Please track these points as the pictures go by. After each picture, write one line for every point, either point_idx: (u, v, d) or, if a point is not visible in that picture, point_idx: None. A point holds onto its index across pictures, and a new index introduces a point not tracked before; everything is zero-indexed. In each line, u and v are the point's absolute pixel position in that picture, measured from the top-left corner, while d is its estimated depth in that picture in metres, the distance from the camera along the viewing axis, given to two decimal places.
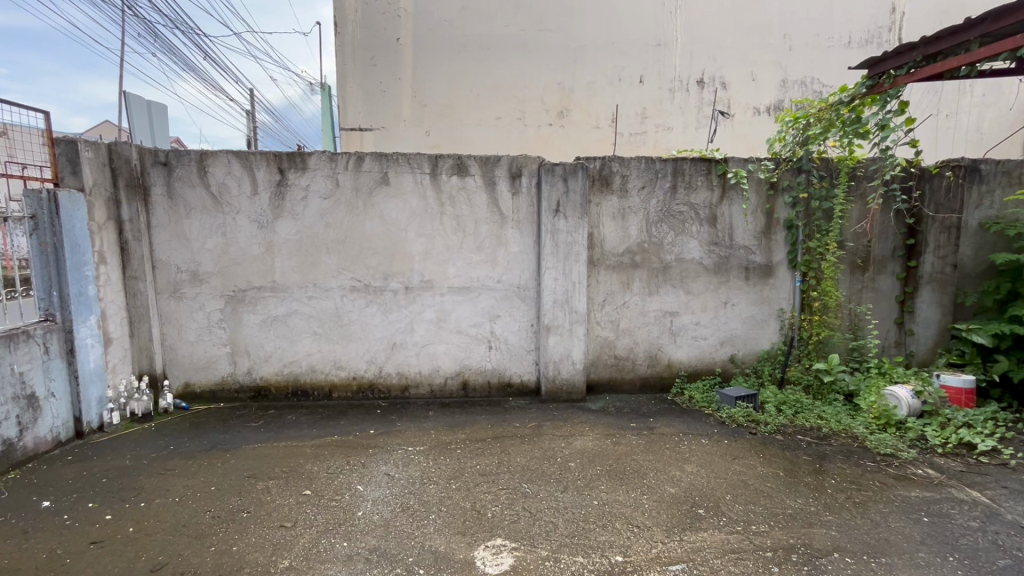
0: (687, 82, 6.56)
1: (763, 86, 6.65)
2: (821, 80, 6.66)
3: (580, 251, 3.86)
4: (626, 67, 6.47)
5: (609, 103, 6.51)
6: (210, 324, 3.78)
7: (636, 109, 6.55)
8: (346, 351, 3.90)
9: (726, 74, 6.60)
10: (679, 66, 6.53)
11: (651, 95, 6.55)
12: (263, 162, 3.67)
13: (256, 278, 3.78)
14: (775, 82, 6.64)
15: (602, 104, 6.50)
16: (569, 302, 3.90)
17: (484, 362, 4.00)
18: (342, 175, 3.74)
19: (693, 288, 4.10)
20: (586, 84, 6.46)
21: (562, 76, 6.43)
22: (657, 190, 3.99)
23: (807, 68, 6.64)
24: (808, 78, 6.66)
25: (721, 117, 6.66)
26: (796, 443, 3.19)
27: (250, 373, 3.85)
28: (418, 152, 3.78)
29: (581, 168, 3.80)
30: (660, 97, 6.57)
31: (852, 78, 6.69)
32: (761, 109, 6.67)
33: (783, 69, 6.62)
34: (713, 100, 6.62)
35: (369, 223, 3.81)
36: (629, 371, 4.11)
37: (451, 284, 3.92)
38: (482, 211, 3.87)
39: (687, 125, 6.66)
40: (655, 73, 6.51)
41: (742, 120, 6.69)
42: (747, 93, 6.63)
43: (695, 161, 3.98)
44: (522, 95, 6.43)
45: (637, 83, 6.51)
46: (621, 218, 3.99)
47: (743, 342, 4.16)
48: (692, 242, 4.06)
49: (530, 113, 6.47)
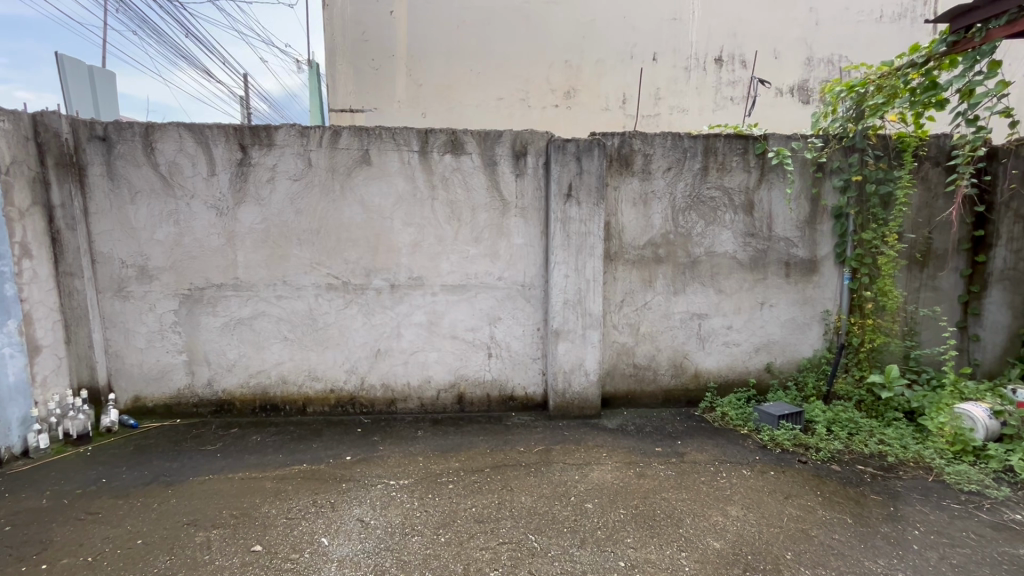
0: (705, 59, 5.95)
1: (790, 63, 6.01)
2: (849, 59, 6.03)
3: (595, 243, 3.29)
4: (639, 44, 5.85)
5: (621, 83, 5.89)
6: (162, 328, 3.23)
7: (650, 88, 5.95)
8: (322, 359, 3.36)
9: (747, 49, 5.98)
10: (696, 42, 5.91)
11: (667, 73, 5.94)
12: (221, 138, 3.10)
13: (215, 275, 3.22)
14: (799, 61, 6.01)
15: (613, 83, 5.89)
16: (582, 303, 3.32)
17: (482, 372, 3.46)
18: (315, 154, 3.17)
19: (725, 287, 3.54)
20: (596, 62, 5.84)
21: (569, 51, 5.80)
22: (684, 172, 3.41)
23: (836, 45, 6.01)
24: (836, 55, 6.03)
25: (743, 98, 6.06)
26: (858, 477, 2.64)
27: (210, 384, 3.32)
28: (405, 126, 3.20)
29: (598, 145, 3.21)
30: (676, 77, 5.96)
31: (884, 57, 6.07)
32: (783, 90, 6.06)
33: (808, 47, 5.99)
34: (732, 80, 6.01)
35: (347, 209, 3.25)
36: (649, 383, 3.57)
37: (444, 282, 3.36)
38: (480, 196, 3.30)
39: (703, 106, 6.05)
40: (670, 49, 5.89)
41: (765, 101, 6.08)
42: (771, 71, 6.01)
43: (730, 139, 3.40)
44: (526, 73, 5.82)
45: (651, 60, 5.89)
46: (643, 204, 3.42)
47: (781, 348, 3.62)
48: (725, 233, 3.49)
49: (535, 92, 5.86)
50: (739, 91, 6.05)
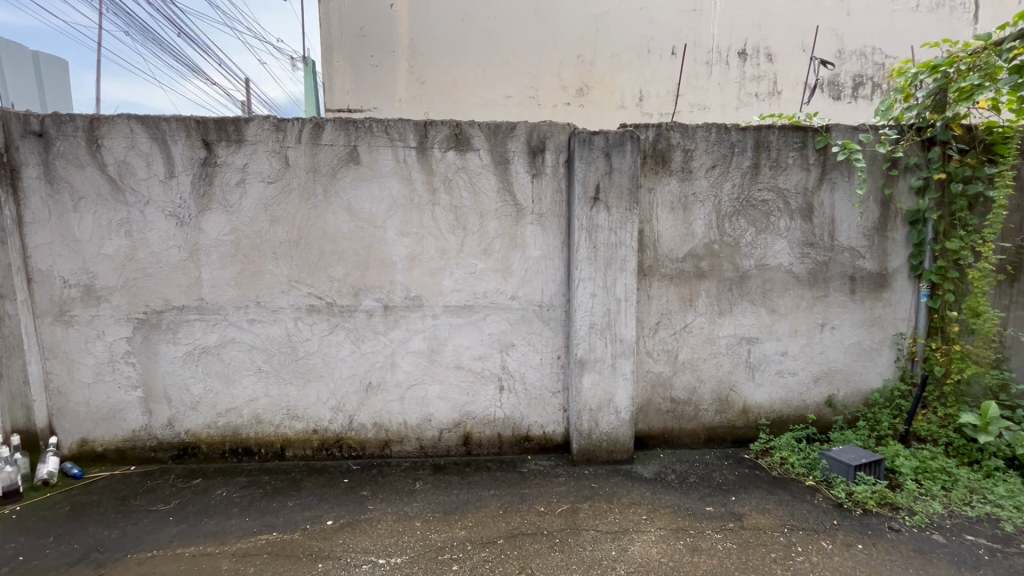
0: (730, 51, 5.40)
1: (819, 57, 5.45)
2: (884, 51, 5.47)
3: (627, 256, 2.74)
4: (657, 37, 5.31)
5: (638, 79, 5.37)
6: (113, 359, 2.72)
7: (670, 85, 5.40)
8: (303, 395, 2.84)
9: (774, 42, 5.44)
10: (719, 35, 5.37)
11: (688, 68, 5.39)
12: (181, 133, 2.60)
13: (175, 295, 2.70)
14: (831, 54, 5.45)
15: (631, 78, 5.36)
16: (612, 328, 2.78)
17: (492, 409, 2.93)
18: (294, 151, 2.67)
19: (779, 306, 3.00)
20: (611, 56, 5.31)
21: (582, 45, 5.27)
22: (730, 171, 2.88)
23: (870, 36, 5.45)
24: (869, 47, 5.47)
25: (769, 95, 5.50)
26: (972, 554, 2.07)
27: (171, 425, 2.80)
28: (400, 117, 2.69)
29: (631, 138, 2.68)
30: (696, 72, 5.42)
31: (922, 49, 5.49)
32: (812, 85, 5.49)
33: (840, 38, 5.42)
34: (757, 75, 5.47)
35: (332, 217, 2.74)
36: (688, 419, 3.04)
37: (447, 303, 2.83)
38: (490, 200, 2.78)
39: (726, 104, 5.51)
40: (692, 43, 5.35)
41: (793, 98, 5.51)
42: (801, 64, 5.44)
43: (785, 131, 2.87)
44: (535, 69, 5.28)
45: (670, 54, 5.34)
46: (682, 210, 2.89)
47: (845, 378, 3.06)
48: (779, 243, 2.95)
49: (545, 88, 5.32)
50: (765, 87, 5.50)
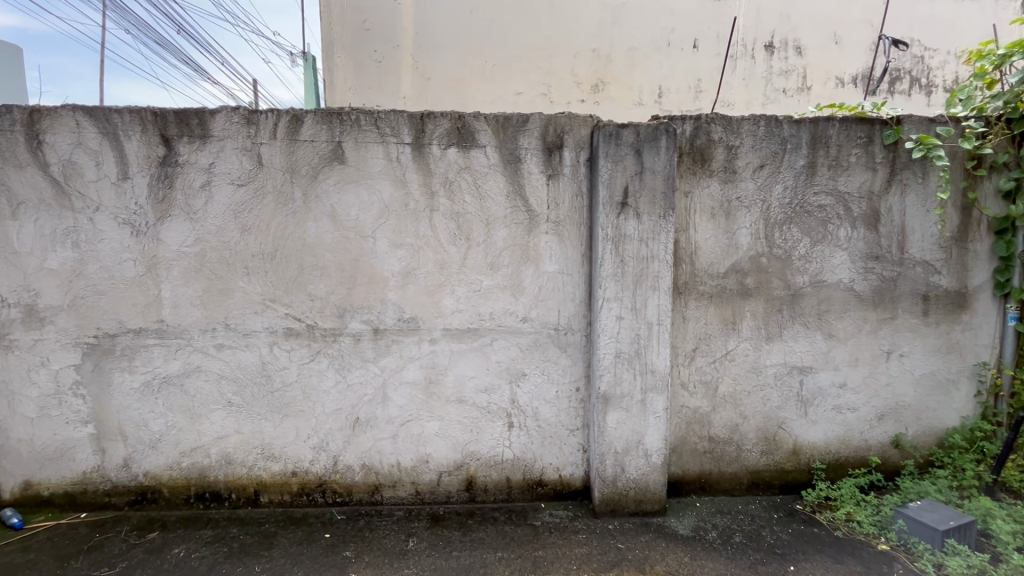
0: (755, 45, 4.80)
1: (854, 51, 4.80)
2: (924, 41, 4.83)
3: (661, 271, 2.31)
4: (678, 29, 4.74)
5: (656, 76, 4.78)
6: (60, 391, 2.34)
7: (690, 80, 4.80)
8: (281, 433, 2.44)
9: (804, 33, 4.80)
10: (743, 25, 4.76)
11: (711, 63, 4.79)
12: (136, 127, 2.21)
13: (131, 317, 2.32)
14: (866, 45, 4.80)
15: (651, 75, 4.76)
16: (642, 357, 2.35)
17: (499, 449, 2.51)
18: (268, 149, 2.27)
19: (838, 330, 2.54)
20: (627, 50, 4.74)
21: (596, 39, 4.71)
22: (782, 171, 2.44)
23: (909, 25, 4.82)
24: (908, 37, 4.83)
25: (798, 91, 4.85)
26: None
27: (127, 466, 2.42)
28: (392, 109, 2.29)
29: (666, 132, 2.25)
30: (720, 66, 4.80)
31: (972, 36, 4.88)
32: (845, 80, 4.85)
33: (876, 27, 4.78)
34: (784, 70, 4.84)
35: (313, 226, 2.34)
36: (729, 462, 2.60)
37: (447, 326, 2.42)
38: (497, 205, 2.36)
39: (751, 101, 4.90)
40: (713, 35, 4.74)
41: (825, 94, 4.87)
42: (832, 58, 4.81)
43: (847, 124, 2.42)
44: (547, 64, 4.71)
45: (692, 48, 4.77)
46: (724, 217, 2.46)
47: (915, 414, 2.61)
48: (839, 255, 2.50)
49: (558, 87, 4.73)
50: (793, 82, 4.86)
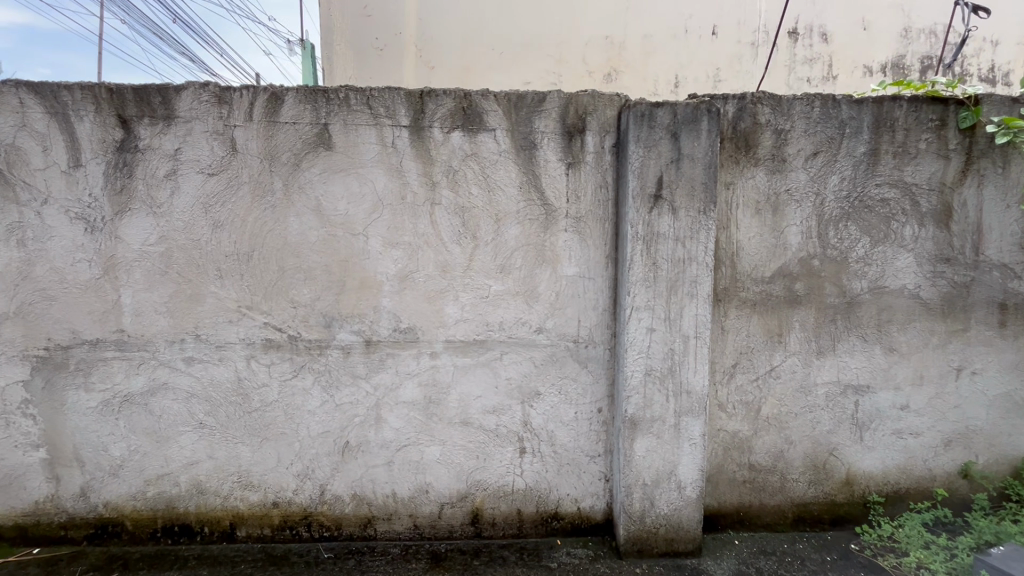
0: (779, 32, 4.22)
1: (884, 37, 4.24)
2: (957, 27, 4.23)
3: (700, 276, 1.98)
4: (697, 14, 4.18)
5: (671, 66, 4.23)
6: (6, 411, 2.04)
7: (709, 71, 4.25)
8: (260, 458, 2.13)
9: (831, 17, 4.23)
10: (766, 8, 4.19)
11: (731, 53, 4.23)
12: (89, 106, 1.90)
13: (86, 326, 2.01)
14: (895, 34, 4.22)
15: (670, 65, 4.22)
16: (676, 375, 2.02)
17: (510, 477, 2.20)
18: (242, 132, 1.95)
19: (901, 343, 2.20)
20: (640, 37, 4.18)
21: (606, 25, 4.15)
22: (839, 160, 2.09)
23: (940, 11, 4.24)
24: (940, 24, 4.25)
25: (823, 81, 4.29)
26: None
27: (85, 496, 2.12)
28: (386, 86, 1.96)
29: (707, 112, 1.91)
30: (740, 56, 4.24)
31: None
32: (873, 71, 4.27)
33: (907, 12, 4.20)
34: (807, 58, 4.26)
35: (296, 222, 2.02)
36: (772, 493, 2.27)
37: (449, 337, 2.10)
38: (509, 198, 2.04)
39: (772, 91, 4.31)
40: (735, 20, 4.20)
41: (852, 85, 4.29)
42: (860, 46, 4.23)
43: (917, 104, 2.07)
44: (553, 52, 4.17)
45: (711, 35, 4.21)
46: (771, 212, 2.12)
47: (986, 440, 2.27)
48: (904, 258, 2.16)
49: (570, 79, 4.23)
50: (818, 71, 4.29)
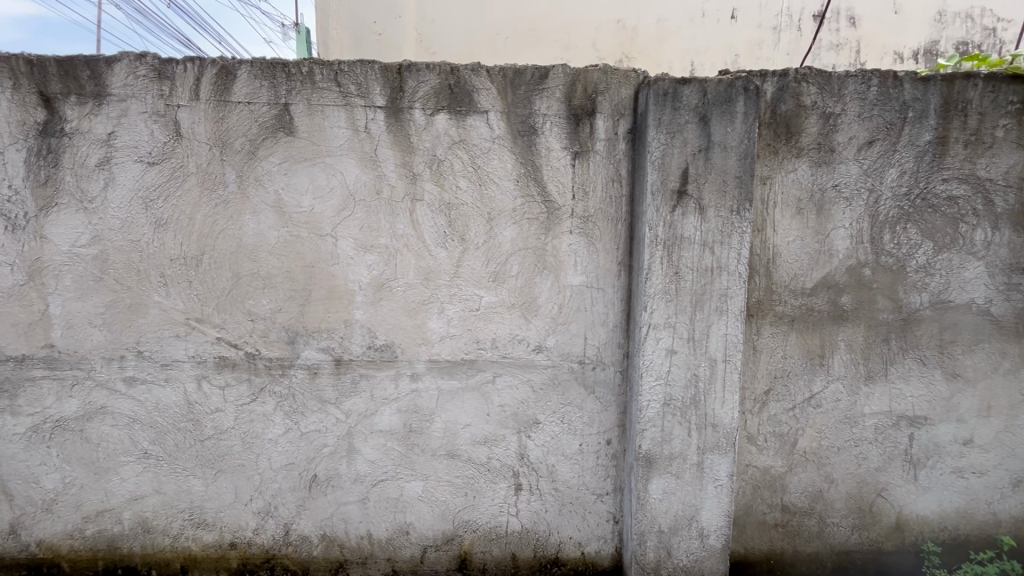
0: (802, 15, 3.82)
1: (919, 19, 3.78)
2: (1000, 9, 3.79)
3: (731, 288, 1.65)
4: None
5: (686, 53, 3.84)
6: None
7: (727, 58, 3.85)
8: (214, 493, 1.85)
9: None
10: None
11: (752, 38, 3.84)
12: (6, 82, 1.60)
13: (10, 341, 1.73)
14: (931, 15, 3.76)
15: (685, 52, 3.84)
16: (699, 406, 1.70)
17: (503, 517, 1.90)
18: (187, 114, 1.65)
19: (965, 368, 1.87)
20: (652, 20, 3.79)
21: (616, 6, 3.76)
22: (898, 150, 1.75)
23: None
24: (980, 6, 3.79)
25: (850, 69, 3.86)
26: None
27: (14, 534, 1.84)
28: (357, 59, 1.65)
29: (744, 91, 1.57)
30: (761, 42, 3.85)
31: None
32: (907, 56, 3.82)
33: None
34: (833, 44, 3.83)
35: (253, 221, 1.72)
36: (808, 538, 1.95)
37: (433, 357, 1.80)
38: (503, 194, 1.72)
39: None
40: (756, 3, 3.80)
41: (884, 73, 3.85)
42: (892, 29, 3.79)
43: (996, 84, 1.72)
44: (559, 37, 3.79)
45: (731, 19, 3.82)
46: (816, 212, 1.79)
47: None
48: (972, 267, 1.82)
49: (576, 66, 3.83)
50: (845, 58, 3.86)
